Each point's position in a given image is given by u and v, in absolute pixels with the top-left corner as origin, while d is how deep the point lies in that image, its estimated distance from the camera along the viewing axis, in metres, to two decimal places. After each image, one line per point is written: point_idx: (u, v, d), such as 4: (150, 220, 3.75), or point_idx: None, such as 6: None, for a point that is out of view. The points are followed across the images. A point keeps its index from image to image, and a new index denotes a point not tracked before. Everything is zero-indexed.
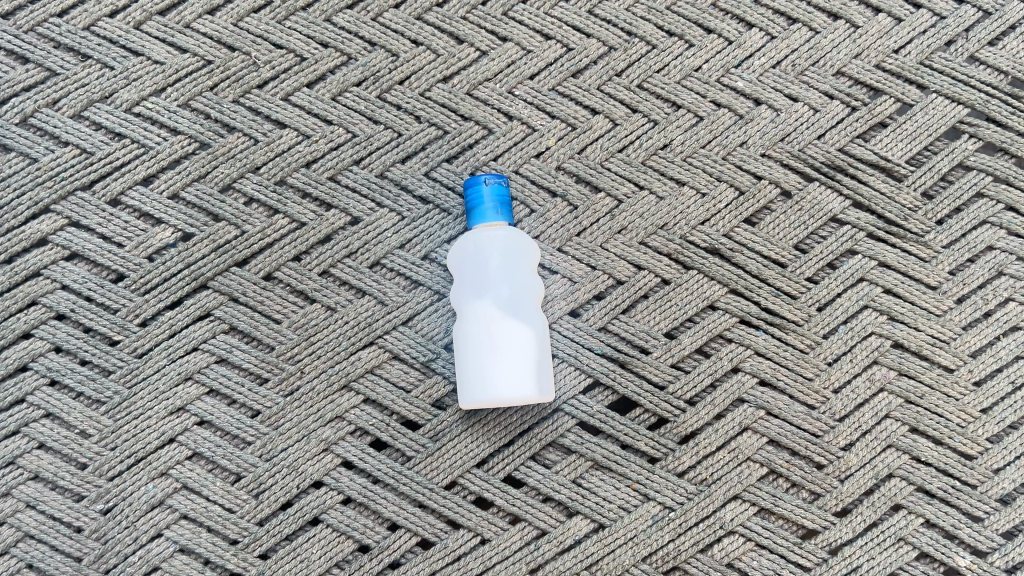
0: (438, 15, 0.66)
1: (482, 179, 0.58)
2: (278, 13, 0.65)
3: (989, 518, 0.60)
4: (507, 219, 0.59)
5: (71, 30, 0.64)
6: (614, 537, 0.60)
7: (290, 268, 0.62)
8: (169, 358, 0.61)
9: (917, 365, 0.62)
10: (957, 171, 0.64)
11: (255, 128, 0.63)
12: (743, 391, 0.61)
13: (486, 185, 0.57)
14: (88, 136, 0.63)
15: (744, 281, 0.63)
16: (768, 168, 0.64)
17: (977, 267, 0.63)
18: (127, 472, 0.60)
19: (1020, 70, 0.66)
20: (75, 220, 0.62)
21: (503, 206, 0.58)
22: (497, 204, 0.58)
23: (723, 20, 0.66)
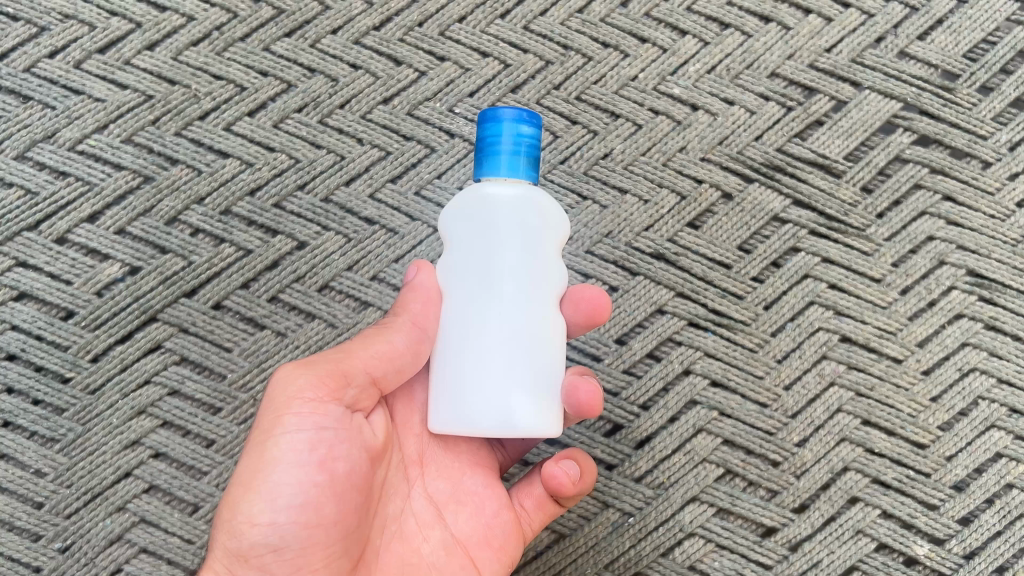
0: (375, 39, 0.66)
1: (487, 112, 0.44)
2: (216, 45, 0.66)
3: (945, 506, 0.61)
4: (508, 168, 0.44)
5: (11, 72, 0.65)
6: (576, 546, 0.60)
7: (238, 296, 0.62)
8: (121, 394, 0.61)
9: (865, 358, 0.63)
10: (894, 164, 0.65)
11: (198, 160, 0.64)
12: (695, 393, 0.62)
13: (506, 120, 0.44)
14: (33, 177, 0.63)
15: (690, 283, 0.63)
16: (707, 172, 0.65)
17: (919, 257, 0.64)
18: (84, 509, 0.59)
19: (950, 63, 0.66)
20: (23, 260, 0.62)
21: (491, 152, 0.44)
22: (484, 148, 0.44)
23: (658, 29, 0.67)
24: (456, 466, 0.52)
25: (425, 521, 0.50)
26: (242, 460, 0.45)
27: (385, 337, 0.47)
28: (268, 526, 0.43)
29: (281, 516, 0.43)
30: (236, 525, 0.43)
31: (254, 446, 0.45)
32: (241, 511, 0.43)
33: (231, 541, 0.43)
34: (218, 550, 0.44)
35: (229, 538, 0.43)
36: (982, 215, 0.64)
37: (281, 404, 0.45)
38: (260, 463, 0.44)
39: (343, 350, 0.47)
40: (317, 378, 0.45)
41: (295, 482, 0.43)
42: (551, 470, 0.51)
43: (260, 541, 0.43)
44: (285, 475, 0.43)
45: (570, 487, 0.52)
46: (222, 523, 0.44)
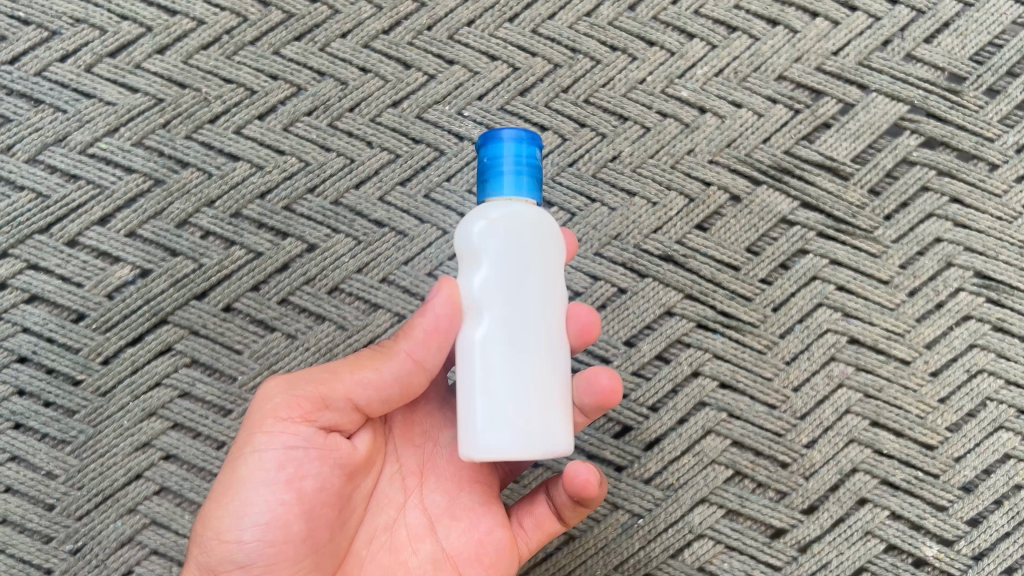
0: (384, 42, 0.67)
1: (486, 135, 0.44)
2: (227, 48, 0.66)
3: (953, 507, 0.61)
4: (514, 188, 0.44)
5: (23, 76, 0.65)
6: (585, 547, 0.60)
7: (248, 299, 0.62)
8: (132, 396, 0.61)
9: (873, 359, 0.63)
10: (901, 167, 0.66)
11: (208, 162, 0.64)
12: (704, 395, 0.62)
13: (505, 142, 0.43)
14: (44, 180, 0.64)
15: (699, 285, 0.63)
16: (715, 174, 0.65)
17: (927, 259, 0.64)
18: (95, 511, 0.60)
19: (957, 66, 0.67)
20: (34, 263, 0.63)
21: (495, 175, 0.44)
22: (487, 171, 0.44)
23: (665, 32, 0.67)
24: (457, 479, 0.52)
25: (417, 533, 0.50)
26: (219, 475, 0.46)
27: (376, 362, 0.47)
28: (235, 546, 0.44)
29: (247, 536, 0.44)
30: (207, 542, 0.44)
31: (231, 465, 0.46)
32: (213, 529, 0.44)
33: (203, 558, 0.45)
34: (192, 564, 0.45)
35: (201, 554, 0.45)
36: (989, 217, 0.65)
37: (257, 423, 0.45)
38: (233, 483, 0.45)
39: (327, 371, 0.46)
40: (296, 400, 0.45)
41: (264, 505, 0.44)
42: (574, 467, 0.49)
43: (227, 559, 0.44)
44: (255, 498, 0.44)
45: (592, 491, 0.49)
46: (197, 539, 0.45)
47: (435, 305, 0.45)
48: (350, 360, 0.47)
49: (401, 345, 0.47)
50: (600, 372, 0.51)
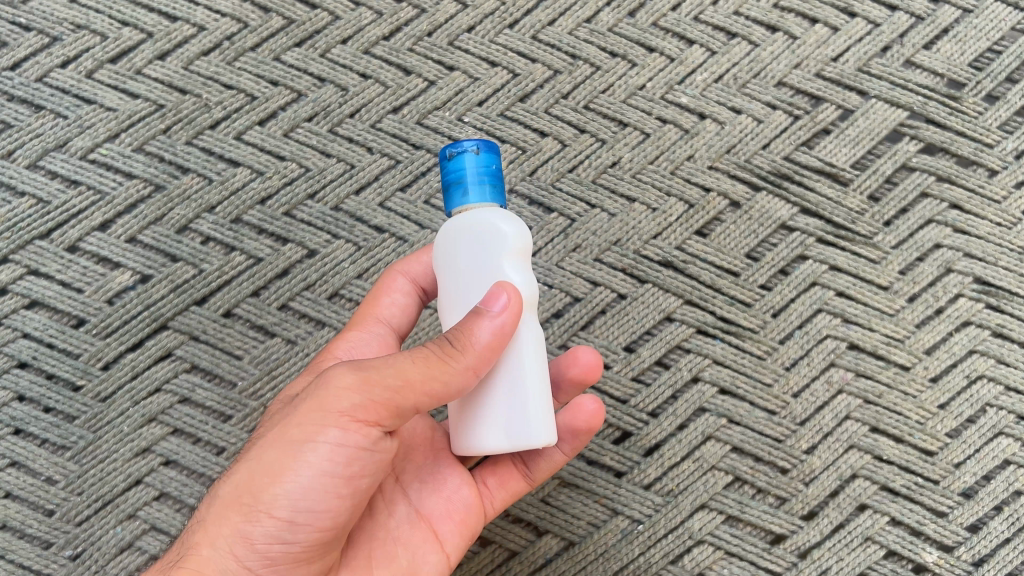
0: (385, 49, 0.67)
1: (448, 150, 0.43)
2: (227, 54, 0.66)
3: (954, 513, 0.61)
4: (480, 199, 0.43)
5: (24, 82, 0.65)
6: (585, 553, 0.60)
7: (248, 304, 0.63)
8: (132, 401, 0.61)
9: (873, 365, 0.63)
10: (900, 173, 0.66)
11: (209, 168, 0.64)
12: (703, 400, 0.62)
13: (469, 154, 0.42)
14: (45, 186, 0.64)
15: (698, 291, 0.63)
16: (715, 180, 0.65)
17: (926, 265, 0.64)
18: (94, 517, 0.60)
19: (956, 72, 0.67)
20: (34, 268, 0.63)
21: (458, 188, 0.43)
22: (450, 184, 0.43)
23: (665, 39, 0.68)
24: (424, 451, 0.53)
25: (392, 498, 0.50)
26: (270, 441, 0.42)
27: (450, 377, 0.41)
28: (280, 530, 0.41)
29: (294, 521, 0.41)
30: (251, 518, 0.41)
31: (288, 443, 0.41)
32: (258, 505, 0.41)
33: (239, 530, 0.41)
34: (217, 525, 0.41)
35: (237, 526, 0.41)
36: (987, 223, 0.65)
37: (327, 412, 0.41)
38: (290, 465, 0.41)
39: (401, 379, 0.40)
40: (370, 402, 0.40)
41: (317, 497, 0.41)
42: (582, 399, 0.54)
43: (270, 535, 0.41)
44: (311, 489, 0.41)
45: (598, 421, 0.54)
46: (233, 502, 0.41)
47: (502, 312, 0.41)
48: (424, 368, 0.40)
49: (464, 360, 0.41)
50: (580, 349, 0.56)
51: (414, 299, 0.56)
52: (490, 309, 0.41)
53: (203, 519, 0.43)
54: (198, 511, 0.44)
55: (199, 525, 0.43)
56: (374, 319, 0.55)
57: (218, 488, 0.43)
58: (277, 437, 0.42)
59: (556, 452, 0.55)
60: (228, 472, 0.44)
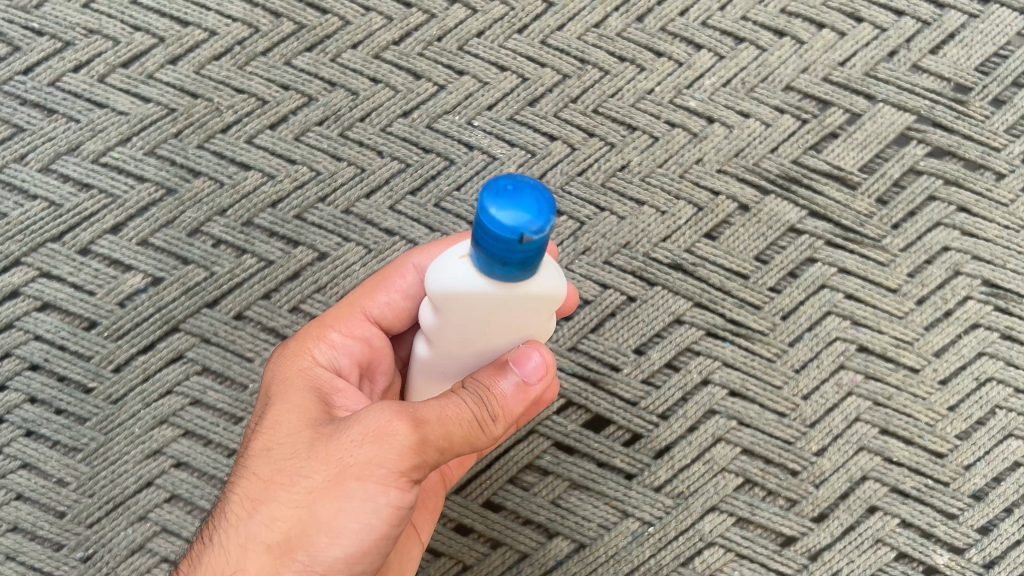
0: (395, 53, 0.67)
1: (522, 230, 0.33)
2: (238, 59, 0.67)
3: (964, 515, 0.61)
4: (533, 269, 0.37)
5: (37, 87, 0.66)
6: (596, 555, 0.60)
7: (260, 307, 0.63)
8: (143, 403, 0.61)
9: (882, 367, 0.63)
10: (908, 176, 0.66)
11: (220, 171, 0.65)
12: (714, 402, 0.62)
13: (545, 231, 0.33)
14: (57, 189, 0.64)
15: (708, 294, 0.64)
16: (724, 183, 0.65)
17: (935, 267, 0.64)
18: (105, 518, 0.60)
19: (962, 76, 0.67)
20: (46, 271, 0.63)
21: (515, 266, 0.35)
22: (504, 260, 0.34)
23: (673, 43, 0.68)
24: None
25: None
26: (323, 499, 0.41)
27: (485, 441, 0.44)
28: None
29: None
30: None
31: (340, 498, 0.41)
32: (308, 564, 0.41)
33: None
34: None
35: None
36: (996, 226, 0.65)
37: (382, 475, 0.41)
38: (340, 528, 0.41)
39: (448, 439, 0.42)
40: (418, 462, 0.41)
41: (364, 555, 0.42)
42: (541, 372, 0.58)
43: None
44: (358, 549, 0.41)
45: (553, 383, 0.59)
46: (281, 555, 0.41)
47: (535, 374, 0.43)
48: (467, 431, 0.42)
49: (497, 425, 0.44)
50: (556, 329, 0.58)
51: (413, 303, 0.53)
52: (523, 368, 0.43)
53: (242, 558, 0.42)
54: (231, 539, 0.43)
55: (239, 562, 0.42)
56: (363, 317, 0.52)
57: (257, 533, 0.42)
58: (329, 489, 0.41)
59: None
60: (267, 504, 0.42)
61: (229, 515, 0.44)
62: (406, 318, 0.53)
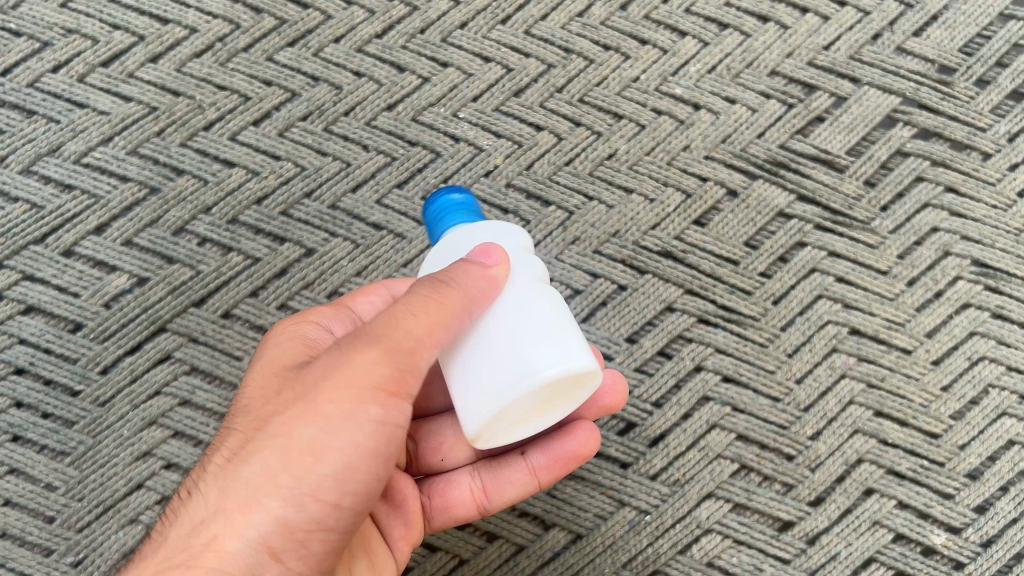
0: (378, 46, 0.66)
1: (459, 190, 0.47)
2: (219, 55, 0.66)
3: (960, 495, 0.61)
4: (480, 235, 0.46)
5: (16, 88, 0.65)
6: (593, 545, 0.60)
7: (247, 305, 0.62)
8: (132, 405, 0.60)
9: (874, 349, 0.63)
10: (895, 158, 0.66)
11: (204, 170, 0.64)
12: (707, 389, 0.62)
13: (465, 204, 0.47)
14: (38, 191, 0.63)
15: (698, 281, 0.63)
16: (712, 170, 0.65)
17: (924, 248, 0.64)
18: (96, 522, 0.59)
19: (947, 58, 0.67)
20: (29, 273, 0.62)
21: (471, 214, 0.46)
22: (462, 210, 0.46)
23: (657, 31, 0.68)
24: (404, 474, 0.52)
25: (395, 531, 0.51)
26: (301, 413, 0.41)
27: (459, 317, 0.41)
28: (318, 515, 0.40)
29: (329, 504, 0.40)
30: (289, 504, 0.40)
31: (318, 420, 0.40)
32: (295, 486, 0.40)
33: (274, 512, 0.39)
34: (264, 504, 0.40)
35: (271, 506, 0.40)
36: (984, 205, 0.65)
37: (356, 390, 0.41)
38: (327, 446, 0.40)
39: (416, 335, 0.41)
40: (389, 370, 0.41)
41: (356, 477, 0.41)
42: (575, 428, 0.52)
43: (324, 518, 0.40)
44: (347, 470, 0.40)
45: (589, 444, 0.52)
46: (262, 484, 0.40)
47: (495, 255, 0.42)
48: (433, 312, 0.40)
49: (461, 295, 0.40)
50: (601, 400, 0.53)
51: None
52: (486, 253, 0.42)
53: (223, 497, 0.40)
54: (208, 487, 0.42)
55: (220, 503, 0.40)
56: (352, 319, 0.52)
57: (233, 468, 0.41)
58: (303, 413, 0.41)
59: (524, 473, 0.53)
60: (248, 445, 0.41)
61: (208, 468, 0.43)
62: None
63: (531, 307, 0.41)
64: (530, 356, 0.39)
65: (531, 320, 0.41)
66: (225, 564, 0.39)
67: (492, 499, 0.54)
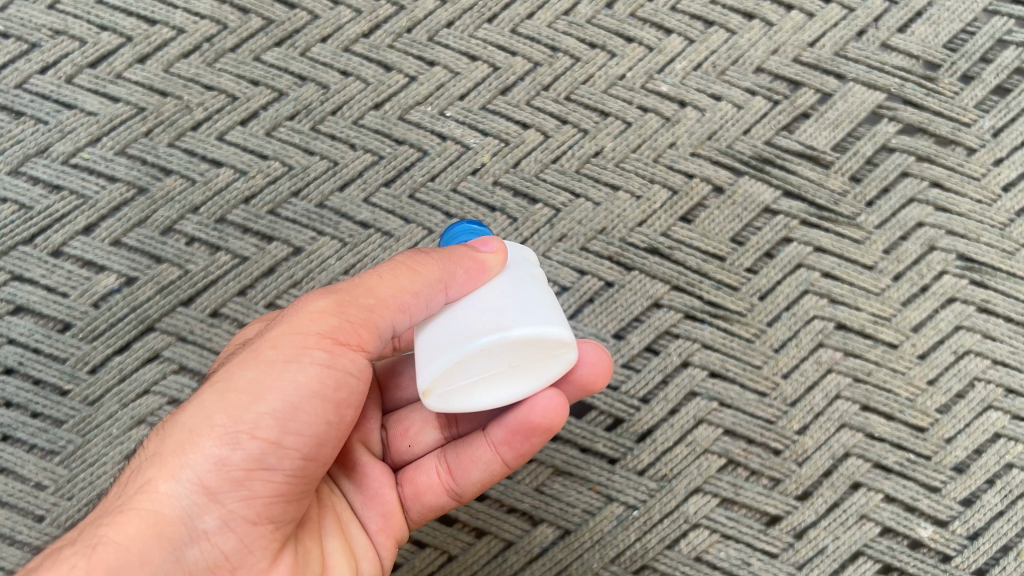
0: (365, 46, 0.67)
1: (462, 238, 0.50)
2: (207, 55, 0.66)
3: (947, 488, 0.61)
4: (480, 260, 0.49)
5: (4, 90, 0.65)
6: (581, 541, 0.60)
7: (235, 304, 0.62)
8: (121, 404, 0.61)
9: (860, 344, 0.63)
10: (881, 154, 0.66)
11: (192, 169, 0.64)
12: (694, 384, 0.62)
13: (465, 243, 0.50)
14: (27, 191, 0.64)
15: (685, 277, 0.64)
16: (698, 166, 0.65)
17: (909, 243, 0.64)
18: (85, 521, 0.59)
19: (931, 53, 0.67)
20: (18, 273, 0.62)
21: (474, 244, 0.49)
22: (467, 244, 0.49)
23: (642, 29, 0.68)
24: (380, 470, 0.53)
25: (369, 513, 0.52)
26: (246, 361, 0.43)
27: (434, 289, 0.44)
28: (253, 451, 0.41)
29: (267, 441, 0.41)
30: (224, 440, 0.41)
31: (260, 364, 0.42)
32: (231, 423, 0.41)
33: (209, 448, 0.41)
34: (200, 441, 0.41)
35: (206, 442, 0.41)
36: (969, 200, 0.65)
37: (303, 337, 0.43)
38: (266, 385, 0.41)
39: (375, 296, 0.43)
40: (338, 321, 0.43)
41: (295, 418, 0.42)
42: (534, 397, 0.48)
43: (261, 457, 0.41)
44: (285, 408, 0.41)
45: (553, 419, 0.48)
46: (198, 426, 0.41)
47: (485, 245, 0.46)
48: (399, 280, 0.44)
49: (436, 269, 0.44)
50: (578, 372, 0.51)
51: None
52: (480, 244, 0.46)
53: (163, 441, 0.42)
54: (154, 438, 0.43)
55: (159, 446, 0.42)
56: None
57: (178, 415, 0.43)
58: (248, 361, 0.43)
59: (488, 452, 0.51)
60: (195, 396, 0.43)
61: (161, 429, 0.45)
62: None
63: (518, 290, 0.45)
64: (504, 319, 0.43)
65: (514, 298, 0.44)
66: (159, 504, 0.40)
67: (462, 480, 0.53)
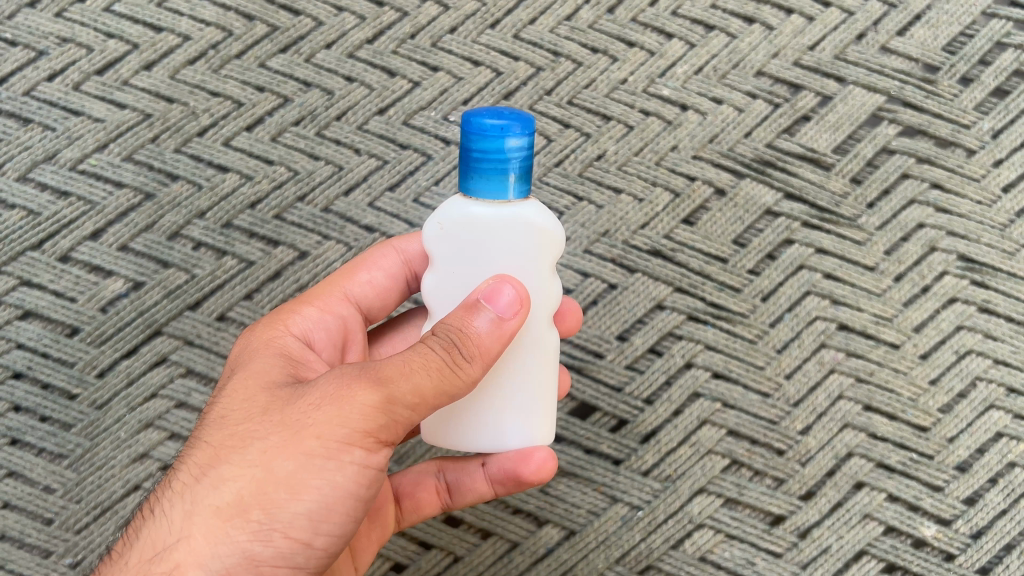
0: (369, 51, 0.67)
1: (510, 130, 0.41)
2: (212, 62, 0.66)
3: (949, 487, 0.62)
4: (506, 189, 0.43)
5: (12, 97, 0.66)
6: (586, 541, 0.61)
7: (242, 308, 0.63)
8: (129, 408, 0.62)
9: (862, 344, 0.63)
10: (881, 156, 0.66)
11: (198, 174, 0.65)
12: (697, 385, 0.63)
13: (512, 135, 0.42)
14: (34, 197, 0.64)
15: (688, 279, 0.64)
16: (700, 169, 0.66)
17: (911, 245, 0.65)
18: (94, 523, 0.61)
19: (931, 56, 0.67)
20: (26, 279, 0.63)
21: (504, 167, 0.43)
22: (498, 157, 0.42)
23: (644, 33, 0.68)
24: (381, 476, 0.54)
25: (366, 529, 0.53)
26: (280, 450, 0.40)
27: (463, 387, 0.41)
28: (286, 549, 0.41)
29: (299, 537, 0.41)
30: (258, 540, 0.40)
31: (298, 460, 0.40)
32: (266, 522, 0.40)
33: (241, 544, 0.40)
34: (232, 535, 0.40)
35: (238, 539, 0.40)
36: (969, 201, 0.65)
37: (343, 432, 0.40)
38: (304, 485, 0.40)
39: (417, 395, 0.40)
40: (384, 422, 0.40)
41: (328, 514, 0.41)
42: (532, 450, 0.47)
43: (292, 552, 0.41)
44: (319, 506, 0.41)
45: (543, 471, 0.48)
46: (233, 515, 0.40)
47: (509, 309, 0.41)
48: (437, 380, 0.40)
49: (472, 369, 0.40)
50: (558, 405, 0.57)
51: (394, 282, 0.55)
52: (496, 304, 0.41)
53: (187, 524, 0.40)
54: (176, 504, 0.41)
55: (184, 529, 0.40)
56: (342, 296, 0.54)
57: (204, 493, 0.41)
58: (283, 445, 0.40)
59: (480, 482, 0.53)
60: (220, 471, 0.41)
61: (179, 482, 0.43)
62: (384, 296, 0.55)
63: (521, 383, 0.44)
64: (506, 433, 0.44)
65: (516, 395, 0.44)
66: None
67: (458, 497, 0.55)
